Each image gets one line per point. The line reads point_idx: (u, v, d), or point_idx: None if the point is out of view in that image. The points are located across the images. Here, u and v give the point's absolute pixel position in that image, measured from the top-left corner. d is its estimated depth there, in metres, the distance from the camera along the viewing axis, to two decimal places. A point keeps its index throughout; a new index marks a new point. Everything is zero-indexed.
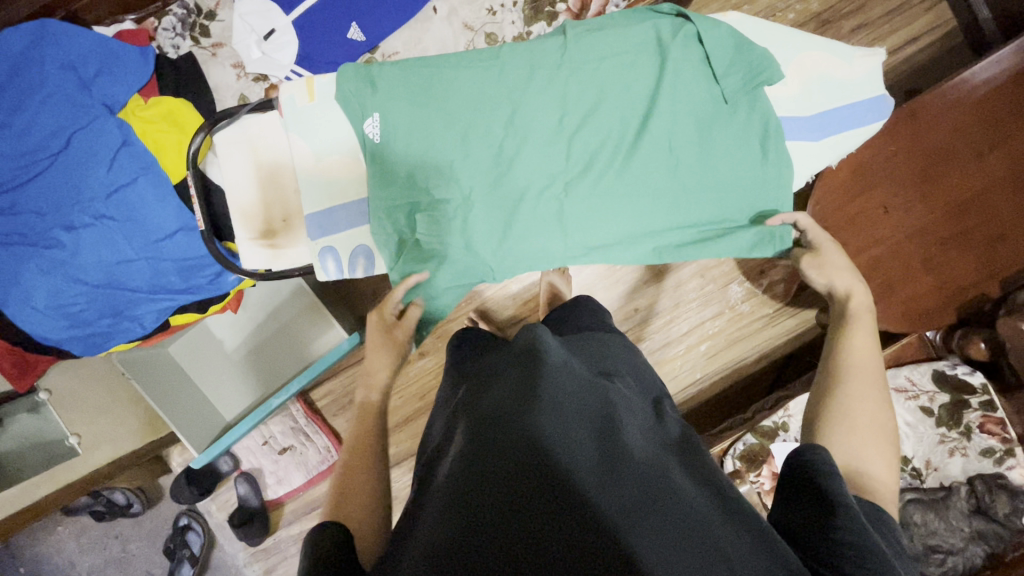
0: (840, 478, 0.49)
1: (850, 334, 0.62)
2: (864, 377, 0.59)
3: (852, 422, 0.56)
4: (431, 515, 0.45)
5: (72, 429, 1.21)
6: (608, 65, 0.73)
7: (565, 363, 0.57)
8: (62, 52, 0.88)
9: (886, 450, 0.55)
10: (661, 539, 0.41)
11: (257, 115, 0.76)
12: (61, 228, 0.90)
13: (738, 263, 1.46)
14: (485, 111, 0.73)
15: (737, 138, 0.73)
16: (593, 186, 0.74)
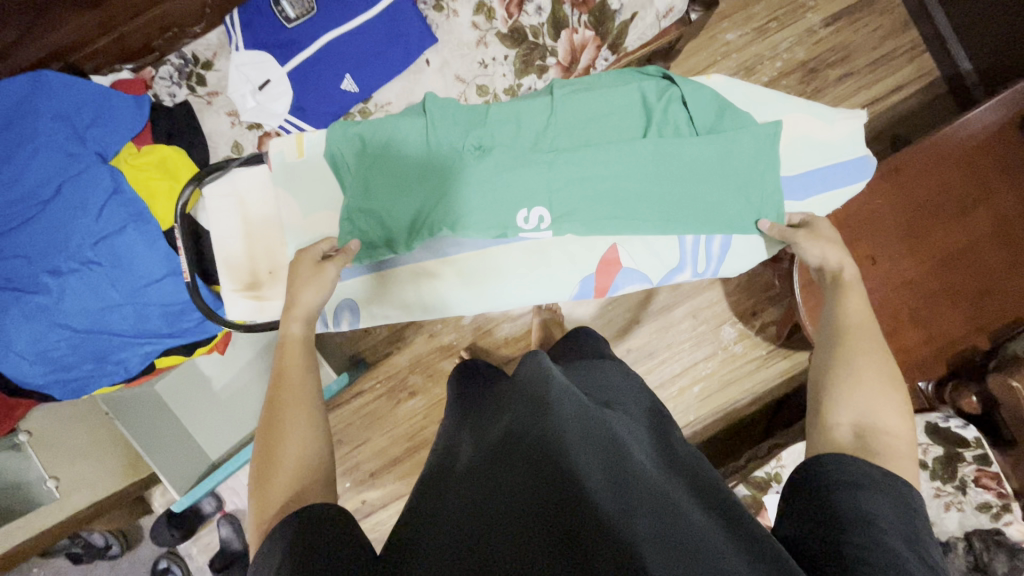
0: (869, 490, 0.46)
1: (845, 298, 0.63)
2: (866, 330, 0.59)
3: (858, 376, 0.55)
4: (426, 553, 0.44)
5: (50, 472, 1.18)
6: (593, 125, 0.73)
7: (569, 393, 0.58)
8: (55, 100, 0.87)
9: (898, 400, 0.54)
10: (677, 569, 0.40)
11: (246, 169, 0.77)
12: (46, 274, 0.90)
13: (730, 305, 1.47)
14: (462, 164, 0.71)
15: (731, 184, 0.72)
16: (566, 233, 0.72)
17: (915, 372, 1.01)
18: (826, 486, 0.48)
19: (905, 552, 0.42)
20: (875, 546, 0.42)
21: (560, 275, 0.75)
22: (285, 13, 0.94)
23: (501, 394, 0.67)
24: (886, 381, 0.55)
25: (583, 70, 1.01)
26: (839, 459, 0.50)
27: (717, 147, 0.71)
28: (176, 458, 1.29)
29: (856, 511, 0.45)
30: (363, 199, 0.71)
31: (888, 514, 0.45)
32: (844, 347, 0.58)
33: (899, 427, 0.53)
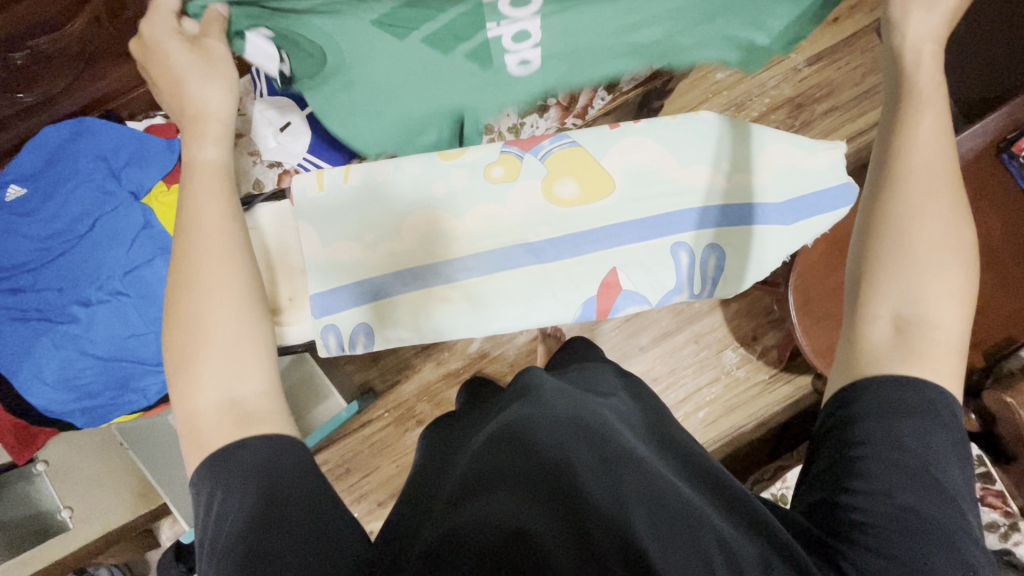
0: (890, 418, 0.47)
1: (912, 130, 0.58)
2: (926, 191, 0.55)
3: (913, 256, 0.52)
4: (428, 520, 0.45)
5: (66, 502, 1.23)
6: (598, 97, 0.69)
7: (563, 395, 0.62)
8: (97, 145, 0.96)
9: (961, 277, 0.51)
10: (659, 523, 0.41)
11: (270, 204, 0.82)
12: (76, 304, 0.95)
13: (730, 330, 1.50)
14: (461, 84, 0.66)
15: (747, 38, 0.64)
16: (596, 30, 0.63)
17: None
18: (854, 416, 0.49)
19: (919, 487, 0.44)
20: (889, 482, 0.45)
21: (562, 299, 0.79)
22: None
23: (498, 401, 0.70)
24: (947, 259, 0.52)
25: (582, 109, 1.07)
26: (874, 375, 0.50)
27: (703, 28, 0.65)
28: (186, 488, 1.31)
29: (884, 444, 0.46)
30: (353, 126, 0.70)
31: (914, 446, 0.46)
32: (890, 207, 0.55)
33: (952, 313, 0.51)
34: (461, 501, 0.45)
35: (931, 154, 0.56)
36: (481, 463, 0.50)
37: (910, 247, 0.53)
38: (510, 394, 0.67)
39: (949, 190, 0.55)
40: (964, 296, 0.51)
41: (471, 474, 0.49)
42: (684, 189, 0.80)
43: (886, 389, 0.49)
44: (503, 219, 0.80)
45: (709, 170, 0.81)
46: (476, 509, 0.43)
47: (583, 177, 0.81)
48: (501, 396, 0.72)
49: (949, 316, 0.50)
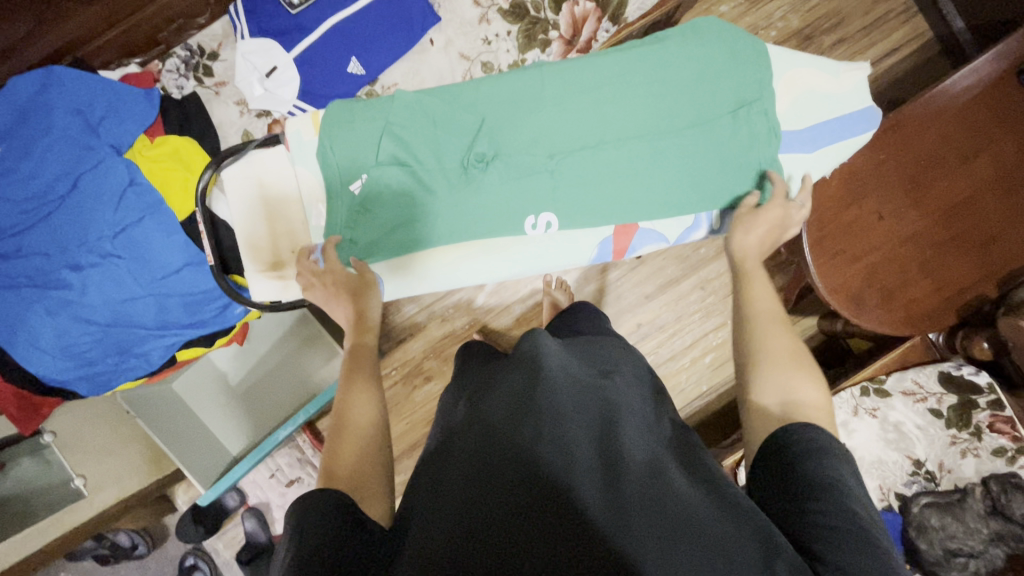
0: (829, 458, 0.49)
1: (746, 285, 0.67)
2: (768, 318, 0.63)
3: (774, 361, 0.59)
4: (434, 526, 0.47)
5: (77, 471, 1.20)
6: (580, 155, 0.75)
7: (567, 368, 0.58)
8: (69, 97, 0.88)
9: (813, 373, 0.58)
10: (657, 540, 0.43)
11: (263, 151, 0.77)
12: (67, 268, 0.91)
13: (736, 274, 1.48)
14: (459, 125, 0.74)
15: (735, 122, 0.75)
16: (586, 99, 0.74)
17: (926, 323, 1.03)
18: (796, 452, 0.50)
19: (863, 513, 0.46)
20: (837, 510, 0.45)
21: (579, 241, 0.78)
22: None
23: (499, 364, 0.68)
24: (795, 363, 0.58)
25: (584, 44, 1.01)
26: (792, 426, 0.52)
27: (695, 121, 0.75)
28: (201, 454, 1.32)
29: (829, 474, 0.48)
30: (349, 156, 0.73)
31: (847, 480, 0.48)
32: (750, 335, 0.62)
33: (817, 397, 0.56)
34: (467, 510, 0.46)
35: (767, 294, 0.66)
36: (482, 461, 0.49)
37: (767, 357, 0.59)
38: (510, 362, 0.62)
39: (782, 316, 0.63)
40: (819, 384, 0.57)
41: (473, 474, 0.49)
42: (706, 118, 0.75)
43: (813, 440, 0.50)
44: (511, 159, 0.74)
45: (732, 94, 0.75)
46: (481, 524, 0.44)
47: (595, 111, 0.74)
48: (503, 363, 0.67)
49: (817, 399, 0.57)
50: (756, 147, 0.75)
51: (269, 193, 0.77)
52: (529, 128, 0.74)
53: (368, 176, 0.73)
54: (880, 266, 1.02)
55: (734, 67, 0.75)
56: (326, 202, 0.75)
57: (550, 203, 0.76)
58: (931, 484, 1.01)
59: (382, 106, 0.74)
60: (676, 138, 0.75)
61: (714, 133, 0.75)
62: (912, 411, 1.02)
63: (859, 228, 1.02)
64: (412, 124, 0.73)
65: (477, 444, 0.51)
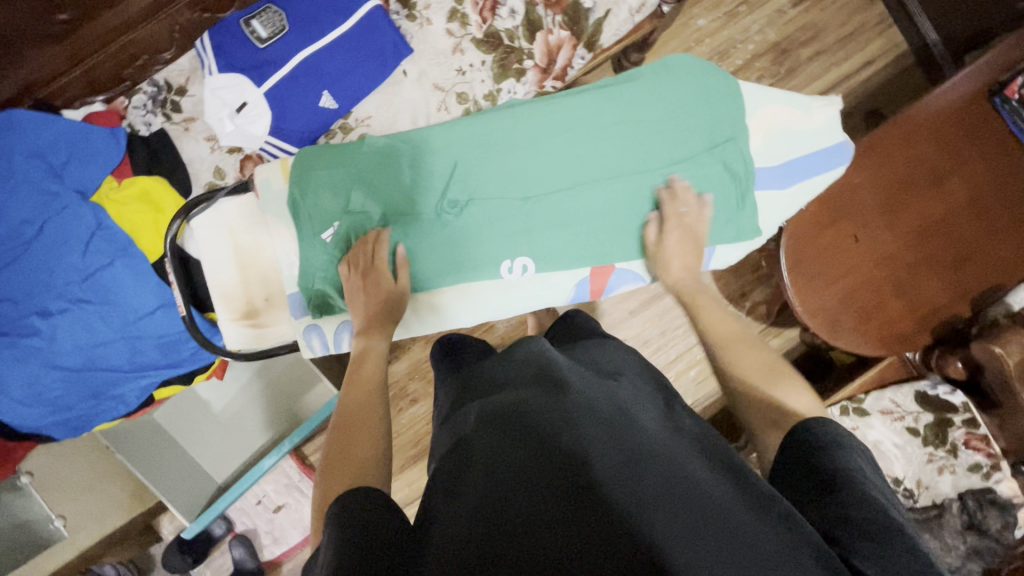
0: (842, 447, 0.49)
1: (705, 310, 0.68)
2: (735, 340, 0.64)
3: (753, 379, 0.59)
4: (451, 523, 0.43)
5: (56, 510, 1.18)
6: (559, 197, 0.74)
7: (576, 371, 0.57)
8: (30, 140, 0.86)
9: (791, 382, 0.58)
10: (688, 530, 0.40)
11: (233, 198, 0.76)
12: (35, 314, 0.88)
13: (719, 288, 1.48)
14: (433, 172, 0.73)
15: (709, 163, 0.75)
16: (559, 142, 0.74)
17: (902, 344, 1.04)
18: (805, 446, 0.50)
19: (885, 501, 0.44)
20: (854, 497, 0.44)
21: (556, 284, 0.76)
22: (256, 33, 0.92)
23: (492, 366, 0.65)
24: (775, 376, 0.59)
25: (560, 70, 1.01)
26: (801, 420, 0.52)
27: (670, 161, 0.75)
28: (181, 486, 1.30)
29: (846, 463, 0.47)
30: (319, 207, 0.72)
31: (866, 473, 0.47)
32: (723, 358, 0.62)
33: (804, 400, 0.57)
34: (486, 506, 0.43)
35: (723, 314, 0.67)
36: (497, 462, 0.46)
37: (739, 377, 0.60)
38: (514, 366, 0.60)
39: (754, 337, 0.64)
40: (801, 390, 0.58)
41: (488, 474, 0.46)
42: (681, 159, 0.75)
43: (824, 433, 0.51)
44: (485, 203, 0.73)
45: (704, 135, 0.75)
46: (502, 520, 0.41)
47: (569, 154, 0.74)
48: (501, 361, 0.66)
49: (807, 404, 0.56)
50: (729, 186, 0.75)
51: (240, 240, 0.76)
52: (502, 172, 0.73)
53: (341, 224, 0.72)
54: (859, 289, 1.03)
55: (707, 105, 0.75)
56: (298, 251, 0.73)
57: (525, 248, 0.75)
58: (910, 501, 1.02)
59: (349, 153, 0.73)
60: (652, 178, 0.75)
61: (690, 172, 0.75)
62: (891, 430, 1.03)
63: (836, 251, 1.03)
64: (383, 171, 0.72)
65: (492, 444, 0.49)
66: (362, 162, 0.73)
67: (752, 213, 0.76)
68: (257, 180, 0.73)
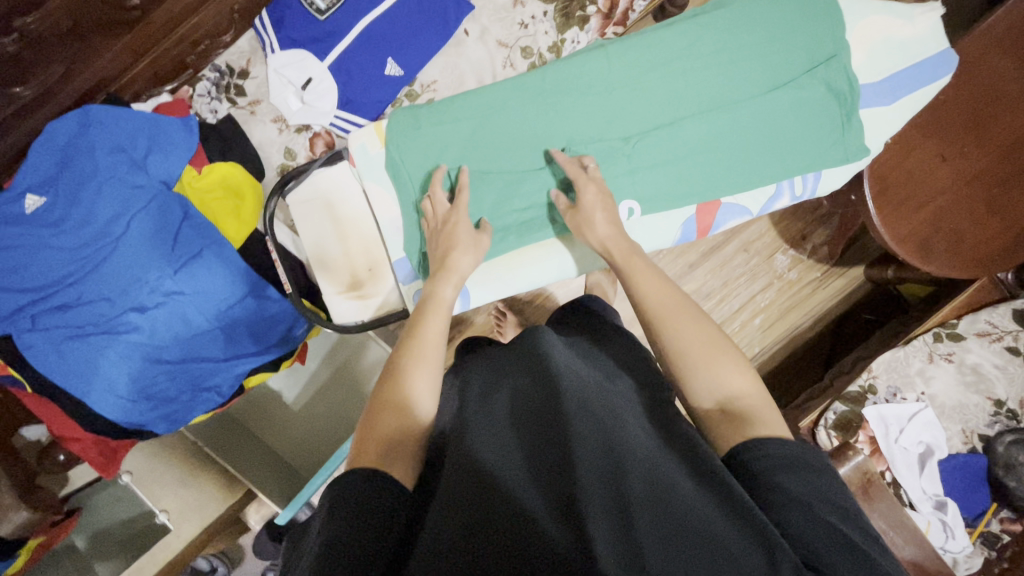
0: (824, 474, 0.45)
1: (639, 283, 0.61)
2: (675, 313, 0.57)
3: (695, 361, 0.54)
4: (431, 521, 0.43)
5: (161, 506, 1.19)
6: (662, 134, 0.72)
7: (572, 364, 0.57)
8: (109, 136, 0.85)
9: (733, 359, 0.54)
10: (658, 538, 0.40)
11: (326, 169, 0.75)
12: (132, 311, 0.88)
13: (780, 233, 1.44)
14: (532, 120, 0.72)
15: (813, 83, 0.72)
16: (655, 78, 0.72)
17: (995, 264, 1.02)
18: (783, 462, 0.46)
19: (843, 523, 0.42)
20: (817, 522, 0.42)
21: (661, 228, 0.75)
22: (315, 5, 0.90)
23: (485, 362, 0.63)
24: (717, 353, 0.54)
25: (622, 14, 0.98)
26: (783, 442, 0.47)
27: (769, 85, 0.73)
28: (273, 477, 1.28)
29: (827, 491, 0.44)
30: (417, 165, 0.71)
31: (825, 491, 0.44)
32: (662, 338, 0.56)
33: (744, 383, 0.53)
34: (464, 502, 0.43)
35: (659, 280, 0.60)
36: (480, 459, 0.46)
37: (685, 358, 0.55)
38: (513, 359, 0.59)
39: (693, 306, 0.58)
40: (742, 370, 0.54)
41: (469, 473, 0.45)
42: (783, 83, 0.73)
43: (796, 452, 0.46)
44: (588, 147, 0.72)
45: (806, 55, 0.72)
46: (480, 515, 0.41)
47: (667, 89, 0.72)
48: (495, 353, 0.65)
49: (751, 383, 0.53)
50: (836, 107, 0.73)
51: (337, 212, 0.76)
52: (599, 114, 0.72)
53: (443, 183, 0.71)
54: (947, 209, 0.99)
55: (803, 24, 0.72)
56: (400, 213, 0.72)
57: (630, 192, 0.73)
58: (1015, 422, 1.00)
59: (442, 112, 0.71)
60: (753, 104, 0.72)
61: (794, 94, 0.72)
62: (988, 351, 1.02)
63: (922, 174, 0.99)
64: (478, 126, 0.71)
65: (476, 442, 0.49)
66: (456, 117, 0.71)
67: (859, 132, 0.73)
68: (352, 146, 0.72)
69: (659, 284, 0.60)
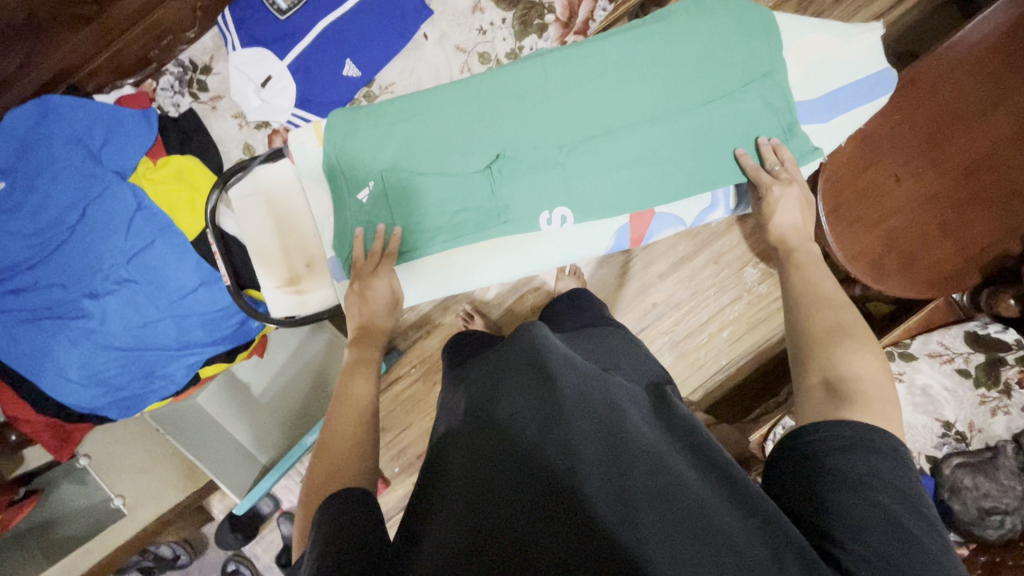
0: (875, 452, 0.45)
1: (817, 278, 0.63)
2: (818, 303, 0.60)
3: (820, 340, 0.56)
4: (439, 523, 0.46)
5: (115, 490, 1.23)
6: (596, 143, 0.73)
7: (568, 358, 0.58)
8: (68, 126, 0.88)
9: (867, 351, 0.54)
10: (666, 530, 0.41)
11: (268, 166, 0.77)
12: (85, 297, 0.90)
13: (751, 246, 1.40)
14: (469, 125, 0.72)
15: (747, 93, 0.73)
16: (590, 89, 0.73)
17: (948, 285, 1.02)
18: (821, 448, 0.46)
19: (898, 506, 0.42)
20: (869, 503, 0.42)
21: (596, 233, 0.79)
22: (276, 5, 0.92)
23: (493, 355, 0.65)
24: (841, 339, 0.55)
25: (582, 24, 0.99)
26: (839, 421, 0.48)
27: (704, 96, 0.73)
28: (235, 466, 1.31)
29: (869, 471, 0.44)
30: (348, 164, 0.72)
31: (888, 477, 0.43)
32: (804, 319, 0.59)
33: (865, 368, 0.53)
34: (472, 506, 0.45)
35: (820, 279, 0.63)
36: (488, 463, 0.48)
37: (812, 337, 0.57)
38: (512, 357, 0.60)
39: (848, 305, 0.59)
40: (867, 358, 0.53)
41: (474, 474, 0.48)
42: (718, 96, 0.73)
43: (852, 432, 0.46)
44: (522, 153, 0.73)
45: (739, 70, 0.73)
46: (488, 518, 0.44)
47: (603, 98, 0.73)
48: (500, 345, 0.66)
49: (874, 373, 0.52)
50: (766, 122, 0.74)
51: (275, 207, 0.78)
52: (534, 120, 0.73)
53: (376, 182, 0.72)
54: (901, 229, 0.99)
55: (738, 37, 0.74)
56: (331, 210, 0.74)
57: (564, 199, 0.75)
58: (963, 445, 1.00)
59: (382, 114, 0.73)
60: (685, 116, 0.73)
61: (726, 107, 0.73)
62: (938, 372, 1.02)
63: (876, 193, 1.00)
64: (415, 129, 0.72)
65: (482, 445, 0.50)
66: (393, 117, 0.72)
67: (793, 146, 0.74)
68: (291, 142, 0.74)
69: (827, 279, 0.63)
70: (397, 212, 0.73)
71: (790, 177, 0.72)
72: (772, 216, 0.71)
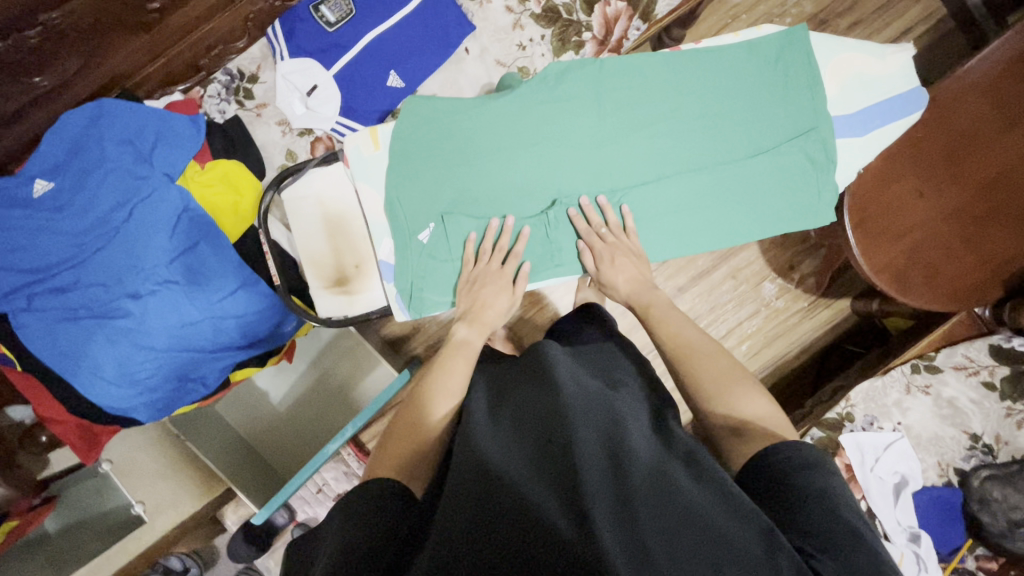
0: (832, 473, 0.50)
1: (678, 327, 0.67)
2: (690, 357, 0.64)
3: (712, 392, 0.60)
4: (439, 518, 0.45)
5: (135, 497, 1.20)
6: (638, 151, 0.77)
7: (573, 374, 0.60)
8: (119, 128, 0.90)
9: (754, 391, 0.59)
10: (665, 538, 0.42)
11: (321, 169, 0.79)
12: (127, 297, 0.90)
13: (769, 261, 1.43)
14: (518, 132, 0.76)
15: (778, 104, 0.78)
16: (635, 100, 0.77)
17: (969, 298, 1.04)
18: (791, 465, 0.50)
19: (858, 521, 0.47)
20: (837, 517, 0.46)
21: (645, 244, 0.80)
22: (325, 18, 0.95)
23: (486, 375, 0.66)
24: (726, 388, 0.60)
25: (617, 42, 1.03)
26: (799, 441, 0.53)
27: (737, 107, 0.78)
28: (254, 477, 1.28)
29: (829, 488, 0.49)
30: (402, 168, 0.75)
31: (841, 492, 0.49)
32: (687, 370, 0.63)
33: (758, 409, 0.58)
34: (474, 501, 0.45)
35: (681, 325, 0.67)
36: (490, 462, 0.48)
37: (702, 390, 0.61)
38: (519, 376, 0.62)
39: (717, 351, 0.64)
40: (757, 402, 0.58)
41: (477, 470, 0.48)
42: (752, 110, 0.78)
43: (814, 454, 0.51)
44: (569, 158, 0.76)
45: (772, 86, 0.78)
46: (490, 513, 0.43)
47: (646, 109, 0.77)
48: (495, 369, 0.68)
49: (765, 412, 0.58)
50: (795, 132, 0.78)
51: (327, 209, 0.79)
52: (582, 129, 0.76)
53: (437, 225, 0.75)
54: (923, 242, 1.02)
55: (784, 76, 0.78)
56: (387, 214, 0.76)
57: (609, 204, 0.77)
58: (989, 457, 1.01)
59: (436, 126, 0.75)
60: (719, 126, 0.78)
61: (756, 119, 0.78)
62: (964, 385, 1.03)
63: (899, 208, 1.02)
64: (466, 137, 0.75)
65: (483, 446, 0.51)
66: (445, 124, 0.76)
67: (827, 155, 0.78)
68: (348, 145, 0.76)
69: (686, 329, 0.67)
70: (451, 230, 0.75)
71: (618, 241, 0.75)
72: (612, 281, 0.74)
